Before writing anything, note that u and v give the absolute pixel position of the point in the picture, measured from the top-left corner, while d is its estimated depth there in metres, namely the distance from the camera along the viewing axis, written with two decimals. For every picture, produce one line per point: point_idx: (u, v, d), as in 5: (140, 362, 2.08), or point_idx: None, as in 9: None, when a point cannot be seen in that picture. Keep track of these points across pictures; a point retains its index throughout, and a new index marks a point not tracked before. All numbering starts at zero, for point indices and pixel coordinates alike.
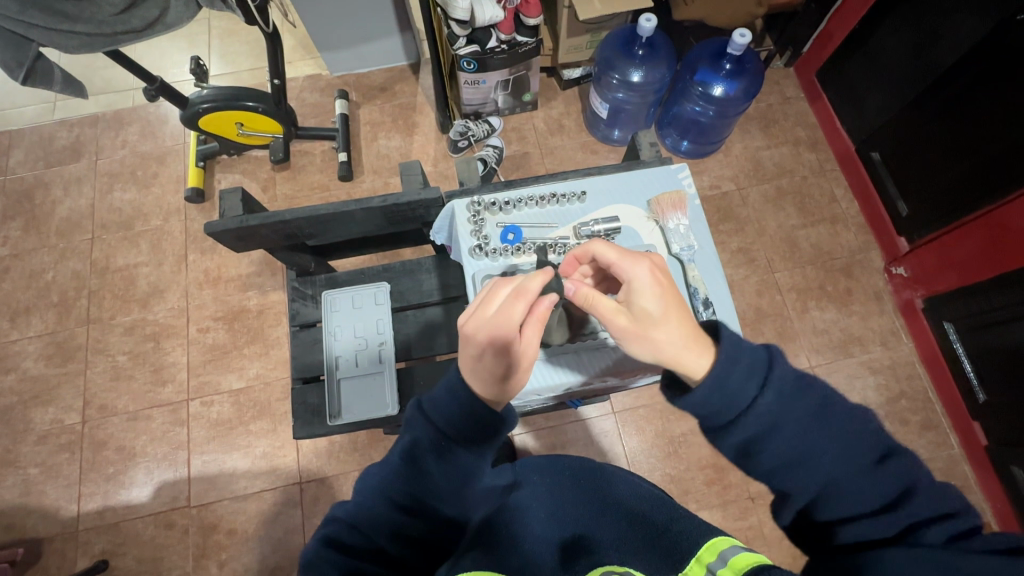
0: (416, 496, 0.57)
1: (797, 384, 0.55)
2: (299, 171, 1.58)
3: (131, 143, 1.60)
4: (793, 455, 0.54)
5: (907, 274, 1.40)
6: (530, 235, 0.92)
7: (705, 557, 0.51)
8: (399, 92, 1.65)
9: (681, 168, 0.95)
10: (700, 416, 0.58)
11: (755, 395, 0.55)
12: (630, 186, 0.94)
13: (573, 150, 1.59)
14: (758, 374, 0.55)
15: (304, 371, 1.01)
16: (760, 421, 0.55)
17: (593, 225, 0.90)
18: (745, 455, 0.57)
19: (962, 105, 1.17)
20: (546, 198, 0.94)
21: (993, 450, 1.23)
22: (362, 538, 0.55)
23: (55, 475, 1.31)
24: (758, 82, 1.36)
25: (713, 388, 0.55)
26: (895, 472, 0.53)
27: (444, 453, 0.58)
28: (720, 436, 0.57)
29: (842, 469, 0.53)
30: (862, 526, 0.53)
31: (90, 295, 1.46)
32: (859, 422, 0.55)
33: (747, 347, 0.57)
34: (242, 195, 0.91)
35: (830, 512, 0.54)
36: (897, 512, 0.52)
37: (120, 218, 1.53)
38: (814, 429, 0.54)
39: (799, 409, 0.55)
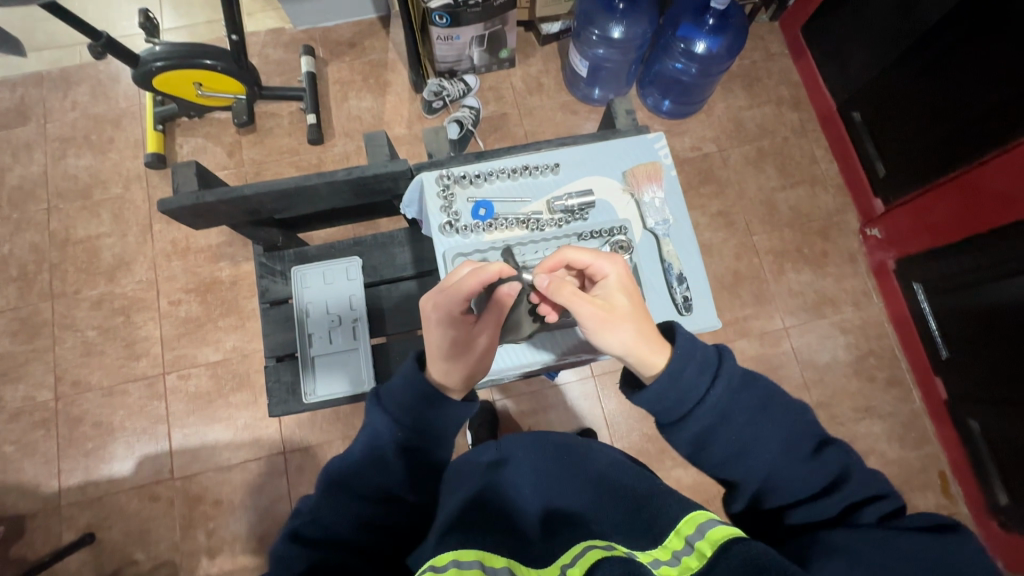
0: (382, 488, 0.59)
1: (743, 381, 0.60)
2: (266, 134, 1.50)
3: (82, 105, 1.50)
4: (738, 446, 0.58)
5: (882, 235, 1.42)
6: (502, 210, 0.90)
7: (682, 529, 0.52)
8: (369, 48, 1.56)
9: (658, 138, 0.93)
10: (654, 410, 0.61)
11: (707, 388, 0.58)
12: (606, 157, 0.92)
13: (553, 111, 1.54)
14: (709, 370, 0.59)
15: (277, 348, 1.00)
16: (712, 412, 0.58)
17: (566, 199, 0.87)
18: (697, 449, 0.60)
19: (945, 64, 1.15)
20: (518, 170, 0.91)
21: (951, 404, 1.29)
22: (324, 533, 0.55)
23: (31, 452, 1.30)
24: (741, 39, 1.32)
25: (668, 382, 0.59)
26: (830, 459, 0.58)
27: (406, 442, 0.63)
28: (673, 429, 0.61)
29: (783, 460, 0.58)
30: (806, 510, 0.57)
31: (52, 269, 1.40)
32: (799, 416, 0.60)
33: (699, 344, 0.61)
34: (197, 168, 0.87)
35: (779, 497, 0.58)
36: (835, 496, 0.56)
37: (77, 186, 1.45)
38: (759, 421, 0.58)
39: (747, 402, 0.59)
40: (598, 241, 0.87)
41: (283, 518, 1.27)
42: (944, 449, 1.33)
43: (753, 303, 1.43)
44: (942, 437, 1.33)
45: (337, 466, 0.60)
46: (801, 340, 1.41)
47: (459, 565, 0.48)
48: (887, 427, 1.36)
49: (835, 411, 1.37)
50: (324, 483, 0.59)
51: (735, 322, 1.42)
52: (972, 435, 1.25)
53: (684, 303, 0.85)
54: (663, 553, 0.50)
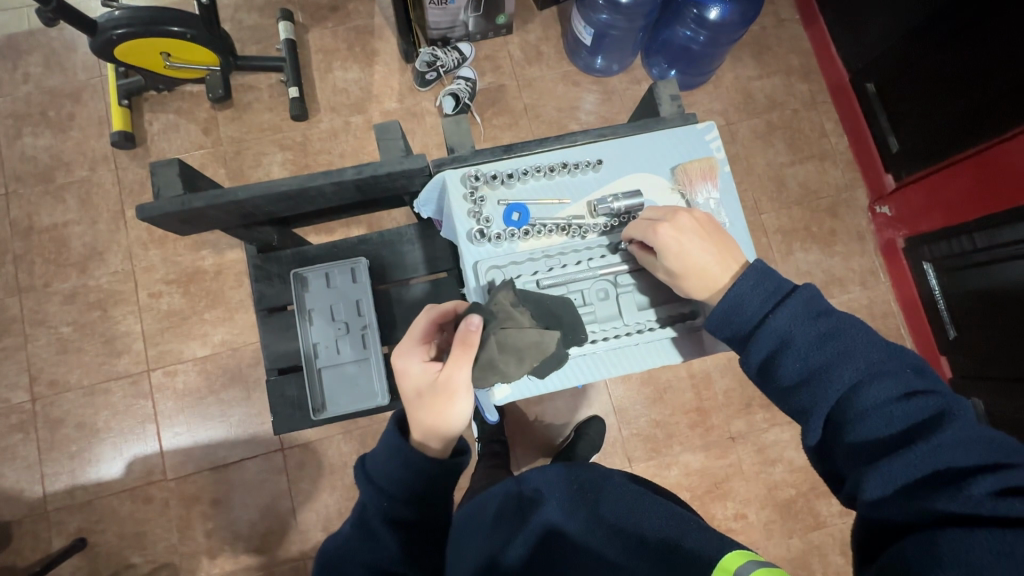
0: (376, 564, 0.59)
1: (829, 315, 0.61)
2: (244, 109, 1.38)
3: (35, 77, 1.35)
4: (807, 369, 0.59)
5: (892, 213, 1.39)
6: (538, 214, 0.83)
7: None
8: (353, 12, 1.43)
9: (709, 128, 0.86)
10: (728, 337, 0.67)
11: (769, 311, 0.62)
12: (651, 151, 0.85)
13: (554, 82, 1.44)
14: (775, 297, 0.63)
15: (279, 360, 0.94)
16: (775, 334, 0.61)
17: (613, 202, 0.81)
18: (766, 374, 0.62)
19: (969, 33, 1.09)
20: (556, 168, 0.84)
21: (956, 383, 1.29)
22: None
23: (11, 457, 1.22)
24: (757, 5, 1.24)
25: (730, 305, 0.65)
26: (930, 410, 0.54)
27: (392, 514, 0.61)
28: (743, 356, 0.64)
29: (866, 397, 0.55)
30: (891, 466, 0.52)
31: (16, 261, 1.29)
32: (897, 359, 0.57)
33: (774, 275, 0.65)
34: (180, 167, 0.78)
35: (860, 453, 0.55)
36: (931, 451, 0.51)
37: (37, 169, 1.33)
38: (833, 346, 0.58)
39: (838, 342, 0.59)
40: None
41: (285, 516, 1.23)
42: None
43: None
44: None
45: (333, 547, 0.61)
46: None
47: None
48: None
49: None
50: (320, 565, 0.60)
51: None
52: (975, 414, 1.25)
53: None
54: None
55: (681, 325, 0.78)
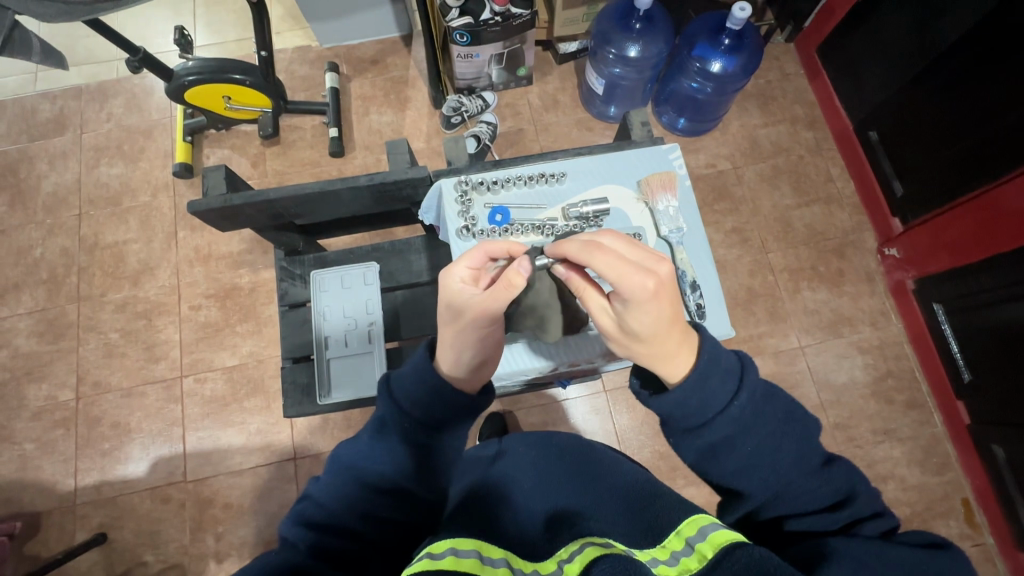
0: (386, 478, 0.59)
1: (766, 391, 0.58)
2: (290, 146, 1.54)
3: (117, 116, 1.56)
4: (755, 455, 0.57)
5: (900, 255, 1.41)
6: (519, 216, 0.92)
7: (682, 531, 0.51)
8: (391, 65, 1.61)
9: (674, 149, 0.95)
10: (670, 416, 0.60)
11: (731, 398, 0.57)
12: (622, 166, 0.94)
13: (569, 127, 1.56)
14: (733, 377, 0.58)
15: (294, 350, 1.02)
16: (735, 423, 0.57)
17: (581, 207, 0.90)
18: (708, 456, 0.59)
19: (964, 85, 1.15)
20: (535, 177, 0.93)
21: (974, 429, 1.26)
22: (332, 518, 0.56)
23: (50, 451, 1.32)
24: (757, 58, 1.34)
25: (693, 389, 0.57)
26: (840, 473, 0.57)
27: (411, 434, 0.61)
28: (687, 438, 0.59)
29: (794, 473, 0.56)
30: (807, 520, 0.57)
31: (80, 272, 1.45)
32: (813, 429, 0.59)
33: (723, 352, 0.59)
34: (226, 172, 0.91)
35: (770, 493, 0.57)
36: (841, 512, 0.56)
37: (107, 193, 1.51)
38: (779, 431, 0.57)
39: (769, 411, 0.58)
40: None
41: None
42: (968, 477, 1.29)
43: (768, 321, 1.42)
44: (965, 464, 1.30)
45: (348, 450, 0.61)
46: (816, 359, 1.39)
47: (456, 552, 0.47)
48: (907, 451, 1.33)
49: (852, 433, 1.34)
50: (333, 466, 0.60)
51: (749, 339, 1.40)
52: (998, 462, 1.21)
53: (697, 311, 0.85)
54: (660, 552, 0.51)
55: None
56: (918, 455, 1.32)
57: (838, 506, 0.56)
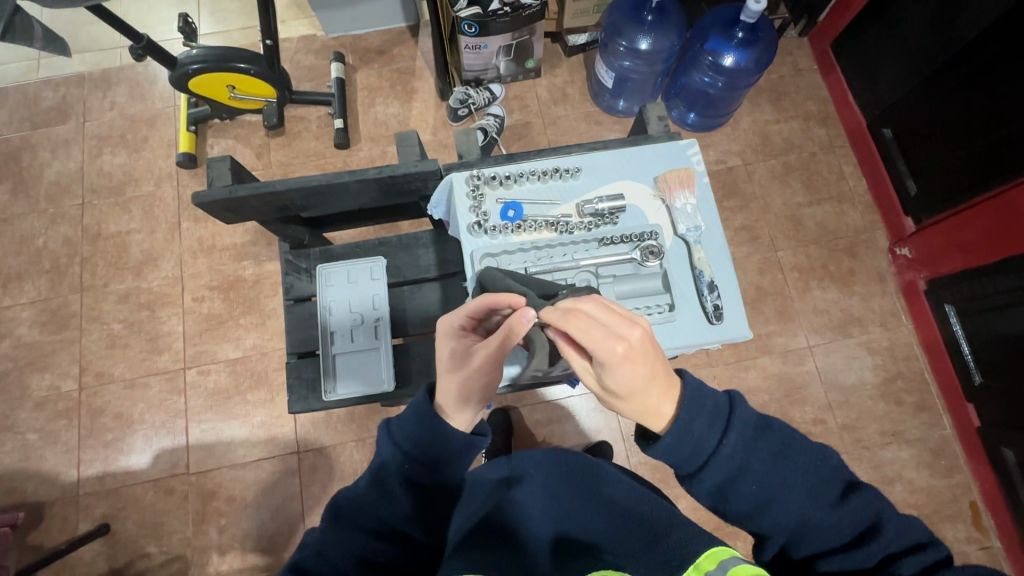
0: (387, 521, 0.59)
1: (757, 425, 0.59)
2: (294, 137, 1.52)
3: (120, 105, 1.55)
4: (763, 495, 0.57)
5: (912, 255, 1.38)
6: (531, 212, 0.90)
7: (704, 566, 0.50)
8: (398, 56, 1.59)
9: (691, 145, 0.93)
10: (670, 464, 0.60)
11: (719, 440, 0.57)
12: (638, 162, 0.92)
13: (577, 121, 1.54)
14: (719, 419, 0.58)
15: (300, 345, 1.01)
16: (730, 463, 0.57)
17: (597, 203, 0.88)
18: (720, 499, 0.59)
19: (980, 82, 1.13)
20: (549, 173, 0.92)
21: (985, 432, 1.25)
22: (329, 565, 0.55)
23: (53, 441, 1.32)
24: (771, 52, 1.31)
25: (679, 437, 0.57)
26: (860, 505, 0.56)
27: (411, 475, 0.62)
28: (691, 483, 0.59)
29: (810, 510, 0.56)
30: (837, 559, 0.55)
31: (83, 262, 1.44)
32: (822, 458, 0.58)
33: (707, 389, 0.59)
34: (231, 164, 0.90)
35: (790, 532, 0.57)
36: (872, 545, 0.54)
37: (110, 183, 1.49)
38: (780, 468, 0.57)
39: (762, 448, 0.58)
40: (628, 246, 0.86)
41: (295, 518, 1.27)
42: (977, 480, 1.28)
43: (776, 320, 1.40)
44: (975, 468, 1.28)
45: (347, 496, 0.61)
46: (825, 360, 1.37)
47: None
48: (915, 453, 1.31)
49: (860, 434, 1.32)
50: (331, 512, 0.60)
51: (757, 338, 1.39)
52: (1008, 467, 1.20)
53: (714, 312, 0.83)
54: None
55: (655, 315, 0.83)
56: (927, 458, 1.31)
57: (865, 538, 0.55)
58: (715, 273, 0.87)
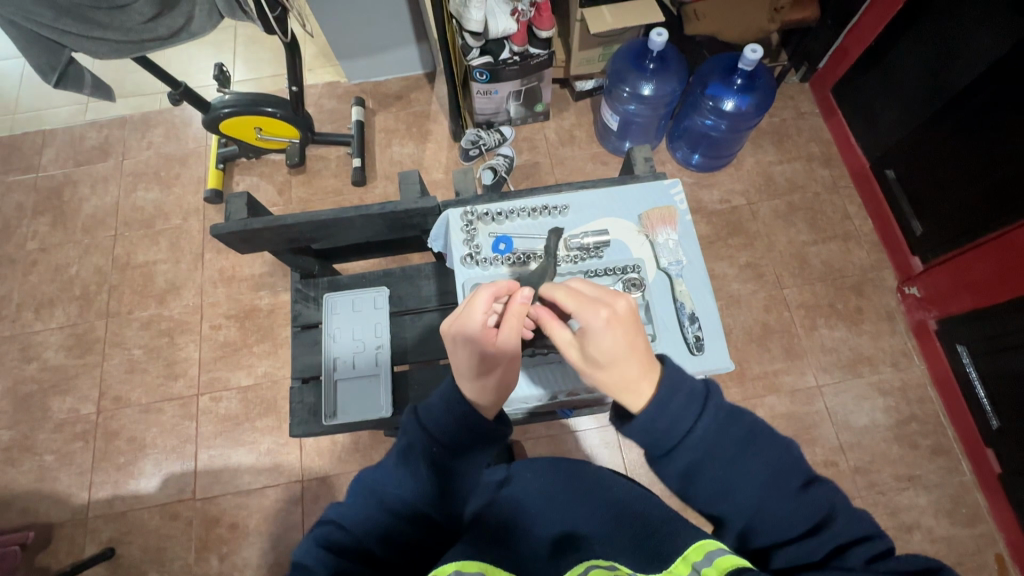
0: (408, 502, 0.59)
1: (731, 412, 0.57)
2: (315, 174, 1.61)
3: (156, 145, 1.66)
4: (725, 480, 0.56)
5: (921, 294, 1.37)
6: (521, 245, 0.95)
7: (688, 556, 0.53)
8: (414, 100, 1.68)
9: (675, 184, 0.97)
10: (643, 444, 0.59)
11: (695, 420, 0.56)
12: (623, 201, 0.96)
13: (584, 161, 1.60)
14: (696, 402, 0.56)
15: (304, 370, 1.05)
16: (700, 446, 0.56)
17: (582, 237, 0.91)
18: (689, 483, 0.57)
19: (980, 124, 1.15)
20: (538, 210, 0.96)
21: (1006, 478, 1.20)
22: (354, 540, 0.56)
23: (68, 463, 1.36)
24: (770, 96, 1.36)
25: (654, 415, 0.56)
26: (816, 496, 0.55)
27: (437, 459, 0.62)
28: (662, 464, 0.58)
29: (767, 497, 0.55)
30: (792, 550, 0.54)
31: (111, 290, 1.51)
32: (787, 449, 0.58)
33: (687, 375, 0.58)
34: (248, 199, 0.96)
35: (745, 518, 0.56)
36: (824, 535, 0.53)
37: (142, 216, 1.59)
38: (746, 455, 0.56)
39: (732, 435, 0.56)
40: (612, 278, 0.90)
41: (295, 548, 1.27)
42: (1001, 529, 1.22)
43: (784, 358, 1.39)
44: (998, 516, 1.23)
45: (370, 474, 0.62)
46: (834, 400, 1.35)
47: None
48: (933, 500, 1.26)
49: (874, 478, 1.28)
50: (355, 488, 0.61)
51: (764, 376, 1.38)
52: None
53: (695, 342, 0.85)
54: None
55: None
56: (946, 506, 1.25)
57: (818, 529, 0.54)
58: (696, 306, 0.88)
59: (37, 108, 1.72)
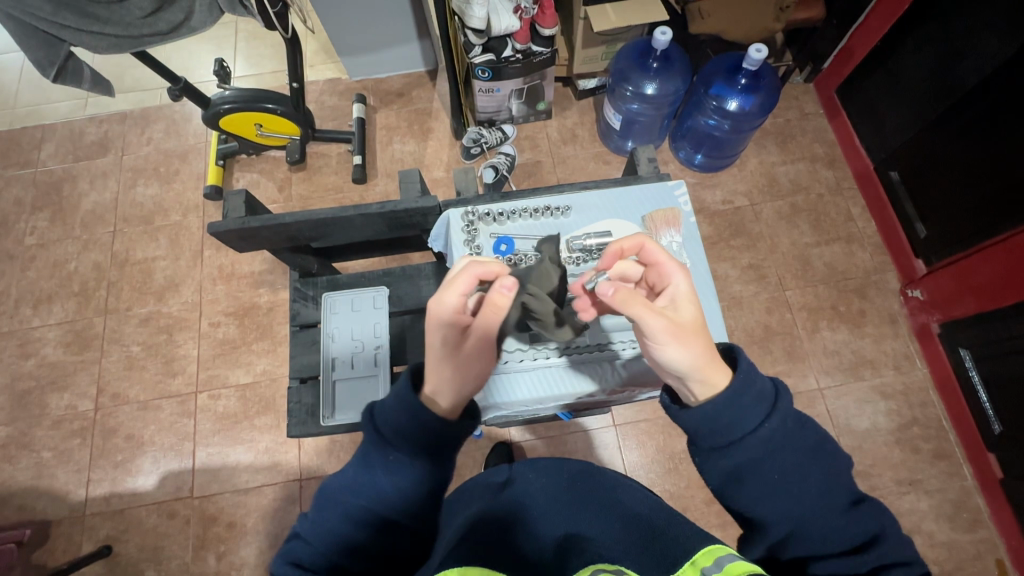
0: (374, 510, 0.58)
1: (798, 422, 0.57)
2: (315, 172, 1.60)
3: (156, 140, 1.65)
4: (775, 484, 0.55)
5: (924, 297, 1.36)
6: (523, 246, 0.94)
7: (698, 561, 0.50)
8: (416, 98, 1.67)
9: (679, 185, 0.96)
10: (697, 433, 0.58)
11: (762, 420, 0.56)
12: (626, 202, 0.95)
13: (586, 160, 1.59)
14: (766, 402, 0.56)
15: (302, 370, 1.04)
16: (762, 447, 0.55)
17: (585, 239, 0.91)
18: (733, 481, 0.57)
19: (985, 128, 1.14)
20: (540, 210, 0.95)
21: (1009, 483, 1.19)
22: (322, 558, 0.56)
23: (66, 460, 1.35)
24: (774, 97, 1.35)
25: (727, 406, 0.55)
26: (867, 515, 0.55)
27: (394, 462, 0.58)
28: (712, 457, 0.57)
29: (817, 507, 0.55)
30: (833, 563, 0.53)
31: (109, 286, 1.51)
32: (843, 465, 0.57)
33: (760, 377, 0.57)
34: (245, 197, 0.95)
35: (788, 527, 0.55)
36: (869, 553, 0.53)
37: (141, 212, 1.58)
38: (808, 464, 0.55)
39: (799, 443, 0.56)
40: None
41: None
42: (1002, 535, 1.21)
43: (786, 360, 1.38)
44: (999, 522, 1.22)
45: (332, 482, 0.60)
46: (836, 403, 1.34)
47: None
48: (934, 504, 1.26)
49: (875, 482, 1.27)
50: (318, 500, 0.59)
51: None
52: None
53: None
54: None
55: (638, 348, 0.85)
56: (947, 510, 1.25)
57: (865, 546, 0.53)
58: (699, 309, 0.88)
59: (37, 103, 1.71)
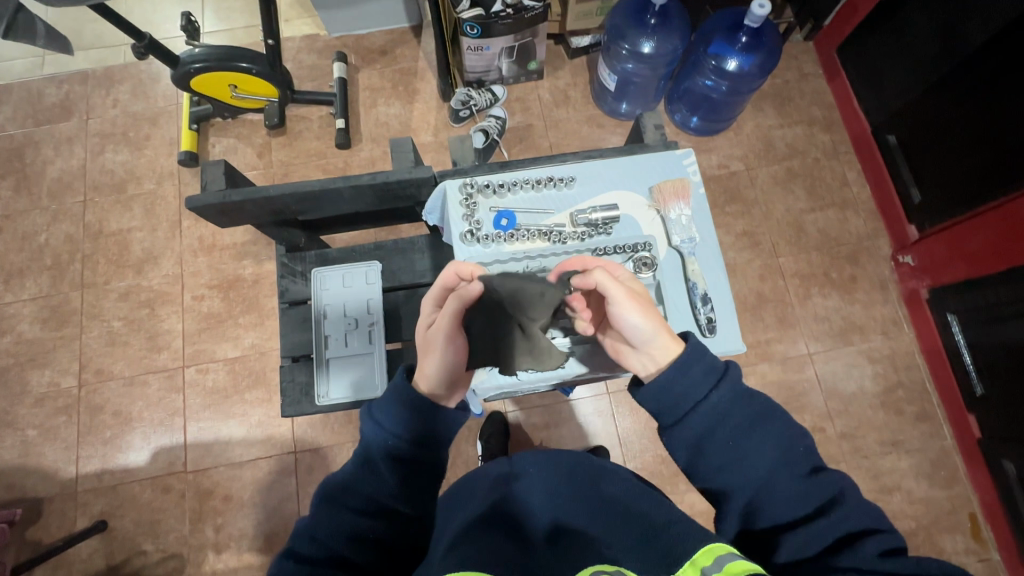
0: (374, 499, 0.57)
1: (746, 392, 0.59)
2: (296, 136, 1.52)
3: (123, 103, 1.55)
4: (731, 450, 0.57)
5: (915, 263, 1.37)
6: (525, 221, 0.92)
7: (699, 560, 0.48)
8: (400, 56, 1.58)
9: (687, 154, 0.92)
10: (657, 412, 0.62)
11: (708, 389, 0.59)
12: (632, 172, 0.92)
13: (579, 124, 1.53)
14: (712, 375, 0.59)
15: (294, 349, 1.01)
16: (711, 416, 0.58)
17: (590, 213, 0.88)
18: (697, 453, 0.59)
19: (987, 91, 1.12)
20: (543, 181, 0.91)
21: (984, 442, 1.24)
22: (321, 548, 0.54)
23: (53, 437, 1.33)
24: (774, 57, 1.30)
25: (671, 378, 0.60)
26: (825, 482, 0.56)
27: (394, 452, 0.60)
28: (671, 432, 0.61)
29: (776, 475, 0.56)
30: (798, 535, 0.54)
31: (84, 259, 1.44)
32: (795, 435, 0.58)
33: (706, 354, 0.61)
34: (225, 168, 0.89)
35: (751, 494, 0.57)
36: (831, 517, 0.54)
37: (113, 180, 1.50)
38: (756, 433, 0.57)
39: (745, 411, 0.58)
40: (622, 257, 0.87)
41: (290, 518, 1.27)
42: (977, 491, 1.27)
43: (777, 327, 1.39)
44: (974, 479, 1.28)
45: (331, 480, 0.59)
46: (825, 367, 1.37)
47: None
48: (914, 463, 1.30)
49: (859, 444, 1.31)
50: (318, 497, 0.58)
51: (757, 344, 1.38)
52: (1008, 478, 1.19)
53: (707, 324, 0.83)
54: None
55: None
56: (926, 468, 1.30)
57: (823, 511, 0.54)
58: (707, 284, 0.87)
59: None
